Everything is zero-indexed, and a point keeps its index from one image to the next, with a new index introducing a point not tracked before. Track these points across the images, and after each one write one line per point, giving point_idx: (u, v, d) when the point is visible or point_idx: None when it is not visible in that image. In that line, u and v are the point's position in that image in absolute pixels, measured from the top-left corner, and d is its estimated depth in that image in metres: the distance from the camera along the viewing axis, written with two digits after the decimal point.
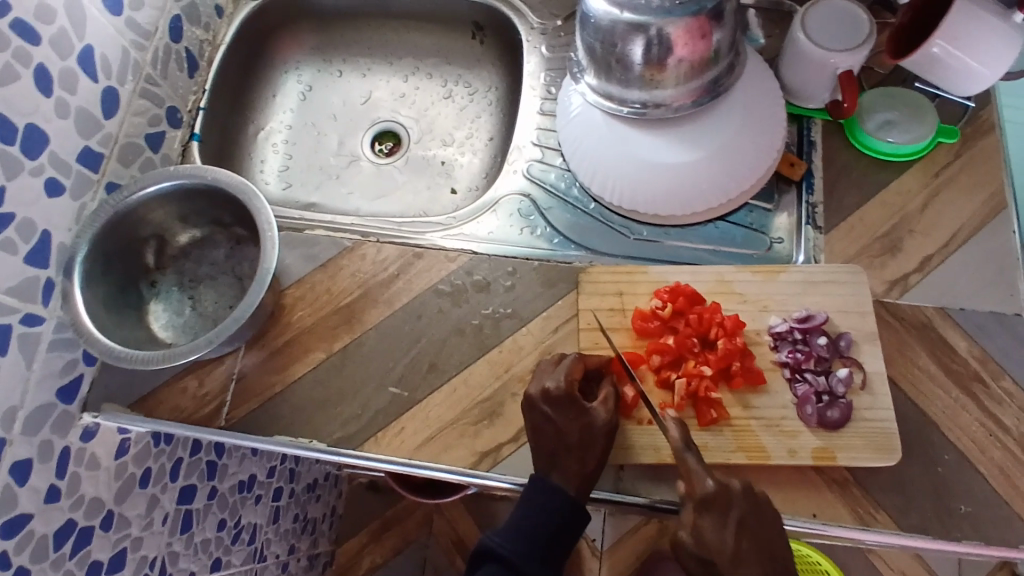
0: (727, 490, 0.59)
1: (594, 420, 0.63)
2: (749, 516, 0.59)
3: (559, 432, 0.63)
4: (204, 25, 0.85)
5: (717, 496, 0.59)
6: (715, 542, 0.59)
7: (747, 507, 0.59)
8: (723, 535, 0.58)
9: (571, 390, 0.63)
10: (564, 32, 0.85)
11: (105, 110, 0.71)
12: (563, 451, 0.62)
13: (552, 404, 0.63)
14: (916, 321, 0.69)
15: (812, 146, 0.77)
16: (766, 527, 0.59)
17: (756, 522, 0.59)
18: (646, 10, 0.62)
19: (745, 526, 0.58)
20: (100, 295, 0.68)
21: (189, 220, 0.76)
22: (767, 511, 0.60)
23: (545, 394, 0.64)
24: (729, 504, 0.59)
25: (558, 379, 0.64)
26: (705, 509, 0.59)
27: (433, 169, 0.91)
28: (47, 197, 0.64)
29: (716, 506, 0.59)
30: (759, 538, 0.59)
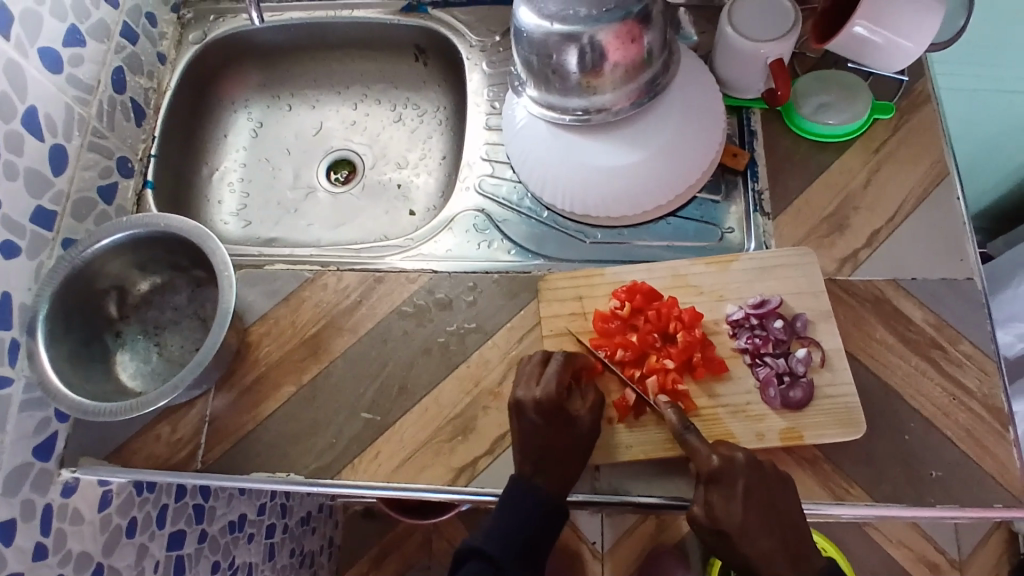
0: (731, 463, 0.60)
1: (581, 427, 0.64)
2: (756, 487, 0.60)
3: (545, 440, 0.63)
4: (147, 74, 0.86)
5: (723, 472, 0.59)
6: (725, 514, 0.60)
7: (755, 478, 0.60)
8: (732, 509, 0.60)
9: (560, 398, 0.64)
10: (503, 47, 0.87)
11: (54, 168, 0.71)
12: (547, 456, 0.63)
13: (542, 414, 0.63)
14: (870, 294, 0.71)
15: (753, 135, 0.79)
16: (771, 492, 0.60)
17: (764, 494, 0.60)
18: (574, 20, 0.64)
19: (754, 497, 0.60)
20: (65, 351, 0.68)
21: (148, 267, 0.77)
22: (775, 482, 0.61)
23: (534, 404, 0.64)
24: (734, 478, 0.60)
25: (547, 387, 0.64)
26: (713, 486, 0.60)
27: (390, 193, 0.92)
28: (3, 259, 0.65)
29: (723, 482, 0.59)
30: (768, 509, 0.60)
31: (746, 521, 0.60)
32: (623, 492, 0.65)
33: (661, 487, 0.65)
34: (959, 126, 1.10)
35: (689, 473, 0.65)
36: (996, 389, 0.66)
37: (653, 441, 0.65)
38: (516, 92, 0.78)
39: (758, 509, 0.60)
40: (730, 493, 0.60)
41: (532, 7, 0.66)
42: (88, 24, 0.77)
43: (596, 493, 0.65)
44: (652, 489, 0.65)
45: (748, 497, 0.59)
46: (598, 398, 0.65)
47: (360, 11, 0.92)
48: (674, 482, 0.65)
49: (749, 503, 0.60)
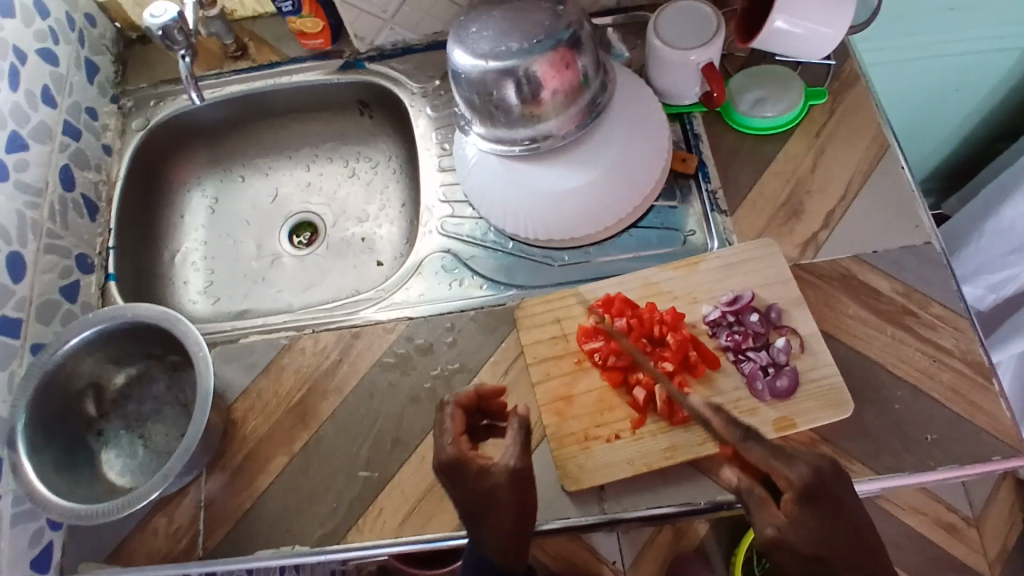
0: (819, 473, 0.51)
1: (498, 480, 0.57)
2: (847, 506, 0.50)
3: (463, 500, 0.58)
4: (95, 167, 0.86)
5: (816, 482, 0.51)
6: (817, 533, 0.49)
7: (845, 491, 0.51)
8: (828, 526, 0.49)
9: (465, 455, 0.58)
10: (444, 90, 0.88)
11: (13, 276, 0.71)
12: (474, 520, 0.58)
13: (447, 474, 0.58)
14: (836, 273, 0.72)
15: (698, 138, 0.81)
16: (862, 505, 0.51)
17: (852, 509, 0.51)
18: (508, 55, 0.67)
19: (847, 514, 0.50)
20: (49, 459, 0.66)
21: (122, 360, 0.75)
22: (866, 502, 0.52)
23: (438, 466, 0.59)
24: (829, 492, 0.50)
25: (444, 440, 0.59)
26: (807, 501, 0.50)
27: (355, 248, 0.93)
28: None
29: (818, 493, 0.50)
30: (860, 528, 0.50)
31: (845, 541, 0.49)
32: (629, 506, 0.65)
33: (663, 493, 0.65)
34: (892, 96, 1.14)
35: (691, 478, 0.65)
36: (973, 345, 0.68)
37: (654, 452, 0.65)
38: (464, 131, 0.80)
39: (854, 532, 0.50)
40: (824, 507, 0.50)
41: (466, 49, 0.69)
42: (28, 128, 0.77)
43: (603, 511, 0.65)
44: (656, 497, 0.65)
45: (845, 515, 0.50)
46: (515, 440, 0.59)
47: (299, 74, 0.92)
48: (681, 488, 0.65)
49: (840, 523, 0.49)
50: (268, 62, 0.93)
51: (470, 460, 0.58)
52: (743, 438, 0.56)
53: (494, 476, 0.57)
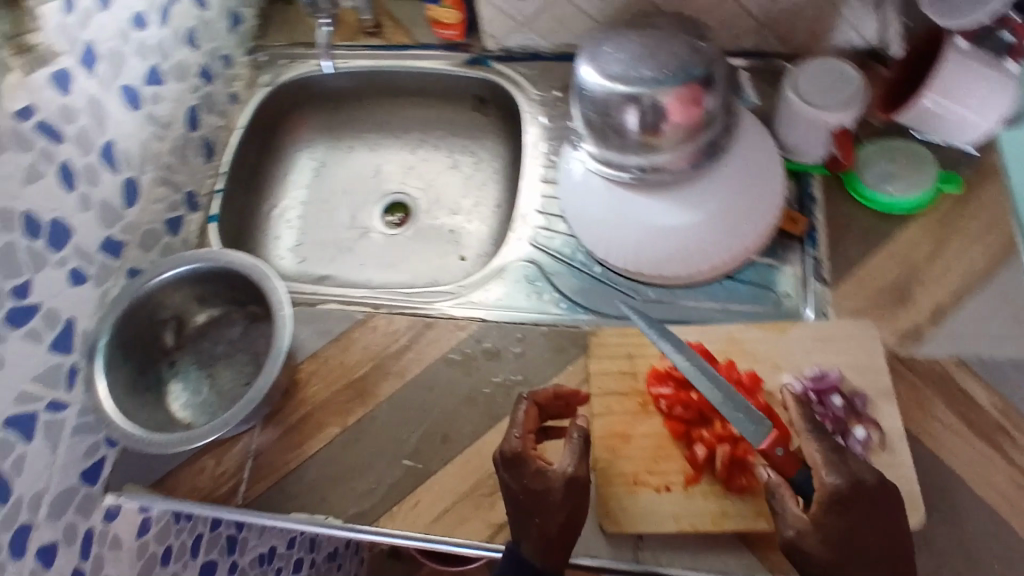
0: (858, 483, 0.55)
1: (553, 482, 0.59)
2: (876, 516, 0.55)
3: (516, 494, 0.60)
4: (220, 112, 0.89)
5: (849, 491, 0.55)
6: (837, 532, 0.54)
7: (879, 503, 0.55)
8: (850, 531, 0.54)
9: (527, 452, 0.60)
10: (562, 102, 0.88)
11: (126, 200, 0.74)
12: (523, 516, 0.60)
13: (506, 466, 0.60)
14: (932, 372, 0.68)
15: (813, 201, 0.78)
16: (893, 517, 0.56)
17: (881, 517, 0.55)
18: (638, 82, 0.68)
19: (873, 522, 0.55)
20: (122, 380, 0.70)
21: (207, 300, 0.78)
22: (896, 514, 0.56)
23: (500, 456, 0.61)
24: (861, 499, 0.55)
25: (512, 432, 0.62)
26: (838, 506, 0.55)
27: (441, 238, 0.93)
28: (71, 286, 0.68)
29: (847, 497, 0.55)
30: (884, 539, 0.55)
31: (861, 540, 0.54)
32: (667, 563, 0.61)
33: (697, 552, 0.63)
34: None
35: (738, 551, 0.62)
36: None
37: (703, 513, 0.63)
38: (575, 147, 0.79)
39: (878, 536, 0.55)
40: (848, 513, 0.54)
41: (595, 67, 0.70)
42: (169, 65, 0.80)
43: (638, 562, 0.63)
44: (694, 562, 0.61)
45: (874, 522, 0.54)
46: (576, 448, 0.60)
47: (425, 61, 0.93)
48: (723, 557, 0.62)
49: (864, 526, 0.55)
50: (399, 44, 0.94)
51: (530, 457, 0.60)
52: (807, 429, 0.58)
53: (550, 478, 0.59)
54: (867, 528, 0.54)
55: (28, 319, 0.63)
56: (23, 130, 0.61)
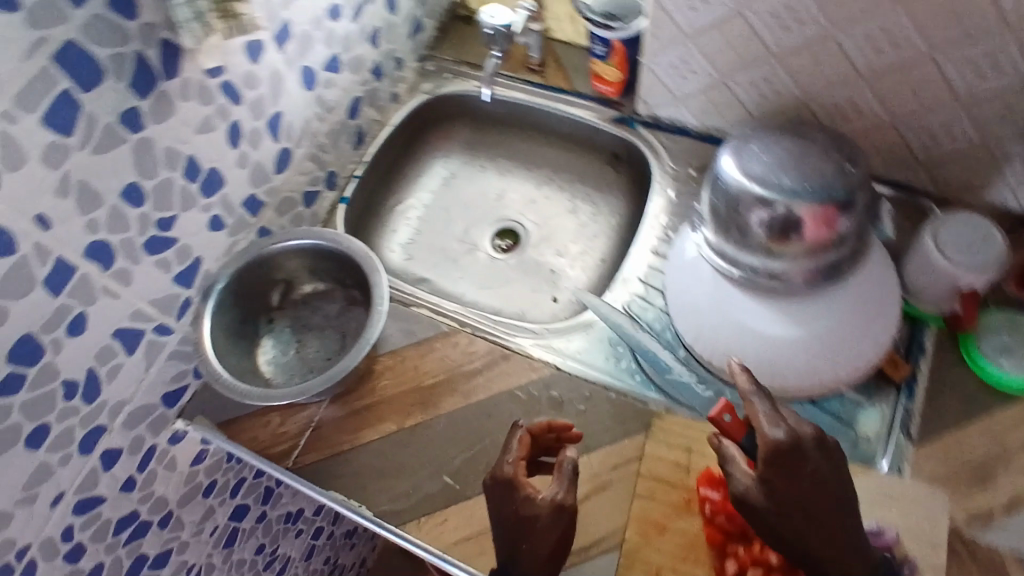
0: (799, 440, 0.59)
1: (542, 510, 0.63)
2: (816, 473, 0.59)
3: (506, 518, 0.64)
4: (378, 107, 0.97)
5: (788, 448, 0.58)
6: (781, 489, 0.59)
7: (818, 462, 0.59)
8: (791, 485, 0.58)
9: (517, 479, 0.65)
10: (695, 182, 0.89)
11: (277, 167, 0.82)
12: (513, 541, 0.64)
13: (498, 490, 0.65)
14: (989, 561, 0.67)
15: (922, 351, 0.75)
16: (835, 469, 0.60)
17: (819, 473, 0.59)
18: (775, 188, 0.69)
19: (814, 477, 0.59)
20: (224, 324, 0.77)
21: (317, 273, 0.84)
22: (835, 468, 0.60)
23: (493, 480, 0.66)
24: (800, 458, 0.59)
25: (504, 459, 0.67)
26: (778, 461, 0.59)
27: (541, 275, 0.96)
28: (208, 230, 0.75)
29: (790, 455, 0.59)
30: (824, 490, 0.59)
31: (799, 497, 0.59)
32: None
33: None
34: None
35: None
36: None
37: None
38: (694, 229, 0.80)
39: (821, 488, 0.59)
40: (788, 468, 0.58)
41: (737, 162, 0.72)
42: (349, 57, 0.87)
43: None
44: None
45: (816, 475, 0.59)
46: (563, 480, 0.65)
47: (576, 108, 0.97)
48: None
49: (802, 482, 0.59)
50: (556, 86, 0.98)
51: (521, 485, 0.65)
52: (752, 390, 0.61)
53: (539, 506, 0.63)
54: (807, 479, 0.59)
55: (165, 250, 0.71)
56: (212, 88, 0.69)
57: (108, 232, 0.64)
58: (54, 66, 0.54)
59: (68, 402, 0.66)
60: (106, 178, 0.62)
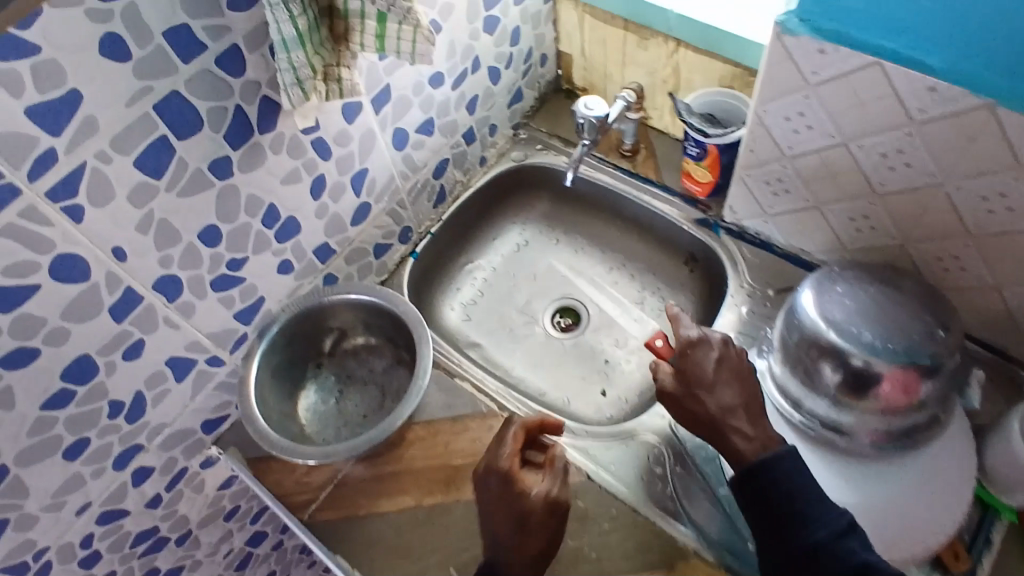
0: (704, 339, 0.70)
1: (536, 504, 0.64)
2: (728, 360, 0.69)
3: (495, 509, 0.65)
4: (464, 170, 0.98)
5: (698, 338, 0.70)
6: (697, 375, 0.68)
7: (731, 353, 0.70)
8: (705, 363, 0.68)
9: (514, 474, 0.65)
10: (771, 302, 0.84)
11: (354, 220, 0.83)
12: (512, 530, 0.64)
13: (493, 482, 0.66)
14: None
15: (988, 545, 0.68)
16: (743, 363, 0.70)
17: (733, 368, 0.69)
18: (854, 340, 0.66)
19: (725, 364, 0.69)
20: (272, 364, 0.79)
21: (370, 328, 0.85)
22: (745, 364, 0.70)
23: (489, 472, 0.66)
24: (709, 344, 0.70)
25: (500, 453, 0.67)
26: (690, 348, 0.70)
27: (595, 364, 0.94)
28: (277, 273, 0.77)
29: (699, 344, 0.70)
30: (736, 372, 0.69)
31: (714, 376, 0.68)
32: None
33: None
34: None
35: None
36: None
37: None
38: (760, 356, 0.79)
39: (726, 376, 0.69)
40: (699, 351, 0.69)
41: (817, 300, 0.70)
42: (443, 121, 0.88)
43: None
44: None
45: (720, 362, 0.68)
46: (552, 483, 0.65)
47: (660, 203, 0.95)
48: None
49: (723, 377, 0.68)
50: (643, 176, 0.96)
51: (516, 478, 0.65)
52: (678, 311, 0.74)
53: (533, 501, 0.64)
54: (712, 365, 0.69)
55: (231, 288, 0.73)
56: (304, 144, 0.71)
57: (179, 267, 0.66)
58: (155, 114, 0.57)
59: (112, 420, 0.69)
60: (186, 219, 0.64)
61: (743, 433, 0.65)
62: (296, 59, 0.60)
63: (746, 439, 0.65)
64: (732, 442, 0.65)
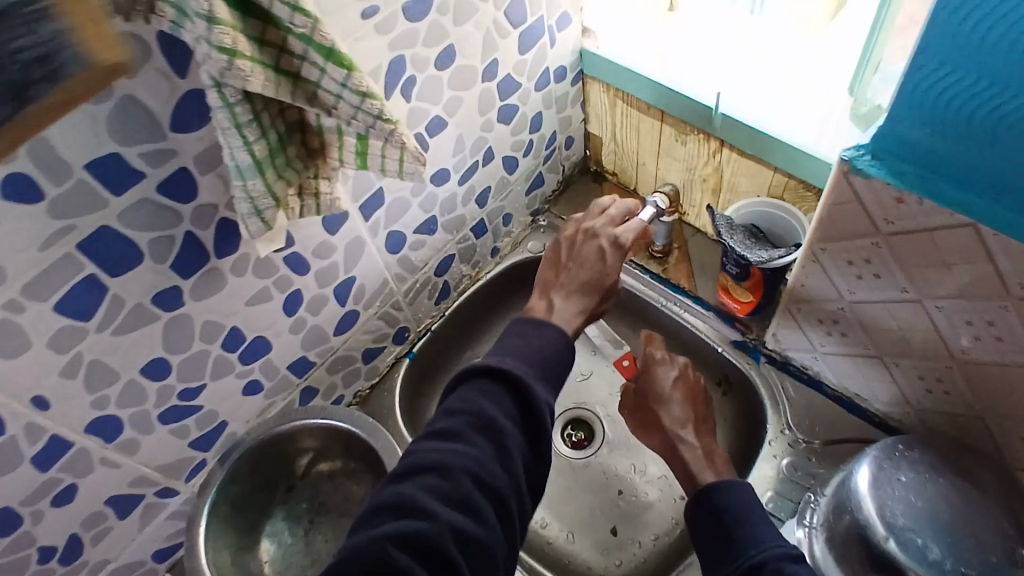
0: (668, 358, 0.73)
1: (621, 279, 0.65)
2: (686, 381, 0.71)
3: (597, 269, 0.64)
4: (473, 263, 0.87)
5: (661, 357, 0.73)
6: (654, 392, 0.71)
7: (690, 376, 0.72)
8: (663, 381, 0.71)
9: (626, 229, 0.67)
10: (818, 460, 0.71)
11: (338, 329, 0.74)
12: (585, 289, 0.63)
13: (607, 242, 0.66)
14: None
15: None
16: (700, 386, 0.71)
17: (692, 390, 0.70)
18: (918, 557, 0.54)
19: (683, 385, 0.71)
20: (231, 495, 0.70)
21: (348, 452, 0.75)
22: (703, 391, 0.71)
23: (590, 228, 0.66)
24: (671, 364, 0.72)
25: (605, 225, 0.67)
26: (654, 365, 0.73)
27: (606, 495, 0.83)
28: (242, 395, 0.68)
29: (660, 361, 0.73)
30: (692, 393, 0.70)
31: (669, 393, 0.70)
32: (480, 464, 0.47)
33: (524, 359, 0.53)
34: None
35: None
36: None
37: None
38: (798, 524, 0.66)
39: (682, 394, 0.70)
40: (659, 369, 0.72)
41: (876, 486, 0.58)
42: (448, 217, 0.78)
43: (486, 379, 0.51)
44: (504, 458, 0.48)
45: (678, 380, 0.70)
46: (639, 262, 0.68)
47: (692, 316, 0.82)
48: None
49: (679, 395, 0.70)
50: (674, 282, 0.85)
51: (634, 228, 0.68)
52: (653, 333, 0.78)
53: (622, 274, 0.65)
54: (670, 382, 0.71)
55: (185, 418, 0.64)
56: (275, 261, 0.62)
57: (118, 406, 0.57)
58: (81, 253, 0.48)
59: (41, 566, 0.61)
60: (125, 357, 0.55)
61: (689, 444, 0.66)
62: (254, 188, 0.50)
63: (693, 453, 0.65)
64: (680, 451, 0.66)
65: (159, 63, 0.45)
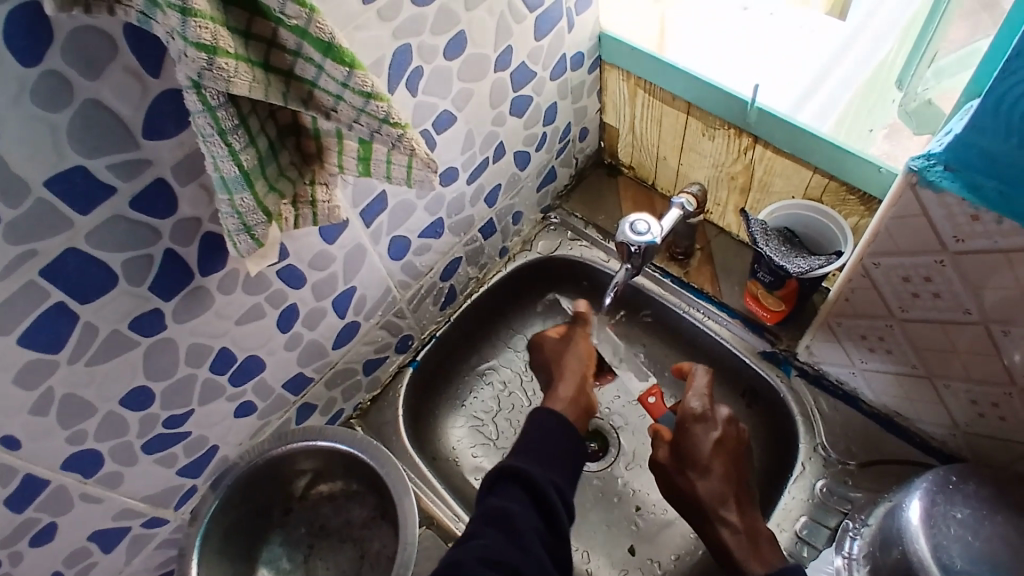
0: (711, 413, 0.64)
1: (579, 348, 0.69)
2: (729, 445, 0.63)
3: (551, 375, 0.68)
4: (480, 265, 0.81)
5: (705, 411, 0.64)
6: (692, 456, 0.62)
7: (732, 437, 0.64)
8: (703, 445, 0.62)
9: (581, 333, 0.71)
10: (854, 481, 0.66)
11: (338, 342, 0.68)
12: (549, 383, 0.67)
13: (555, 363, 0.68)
14: None
15: None
16: (741, 448, 0.64)
17: (733, 456, 0.63)
18: None
19: (726, 451, 0.62)
20: (226, 521, 0.65)
21: (349, 472, 0.69)
22: (743, 452, 0.64)
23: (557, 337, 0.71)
24: (713, 421, 0.64)
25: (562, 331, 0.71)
26: (694, 423, 0.64)
27: (623, 512, 0.78)
28: (234, 417, 0.62)
29: (705, 419, 0.64)
30: (733, 456, 0.63)
31: (710, 459, 0.61)
32: None
33: None
34: None
35: None
36: None
37: None
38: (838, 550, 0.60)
39: (721, 458, 0.62)
40: (699, 429, 0.63)
41: (927, 526, 0.53)
42: (455, 219, 0.72)
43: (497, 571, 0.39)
44: None
45: (719, 445, 0.62)
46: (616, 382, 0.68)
47: (714, 323, 0.77)
48: None
49: (722, 465, 0.62)
50: (696, 286, 0.79)
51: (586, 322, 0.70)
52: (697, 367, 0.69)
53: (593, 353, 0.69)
54: (711, 445, 0.62)
55: (172, 446, 0.58)
56: (268, 276, 0.56)
57: (97, 440, 0.52)
58: (46, 279, 0.42)
59: None
60: (100, 387, 0.49)
61: (731, 524, 0.59)
62: (241, 203, 0.44)
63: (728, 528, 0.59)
64: (719, 534, 0.59)
65: (126, 59, 0.38)
